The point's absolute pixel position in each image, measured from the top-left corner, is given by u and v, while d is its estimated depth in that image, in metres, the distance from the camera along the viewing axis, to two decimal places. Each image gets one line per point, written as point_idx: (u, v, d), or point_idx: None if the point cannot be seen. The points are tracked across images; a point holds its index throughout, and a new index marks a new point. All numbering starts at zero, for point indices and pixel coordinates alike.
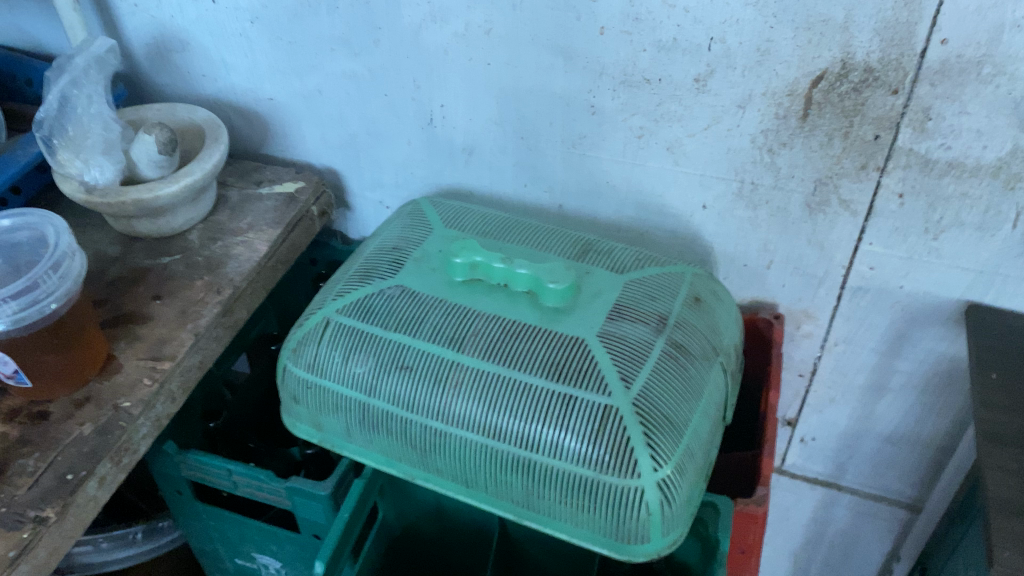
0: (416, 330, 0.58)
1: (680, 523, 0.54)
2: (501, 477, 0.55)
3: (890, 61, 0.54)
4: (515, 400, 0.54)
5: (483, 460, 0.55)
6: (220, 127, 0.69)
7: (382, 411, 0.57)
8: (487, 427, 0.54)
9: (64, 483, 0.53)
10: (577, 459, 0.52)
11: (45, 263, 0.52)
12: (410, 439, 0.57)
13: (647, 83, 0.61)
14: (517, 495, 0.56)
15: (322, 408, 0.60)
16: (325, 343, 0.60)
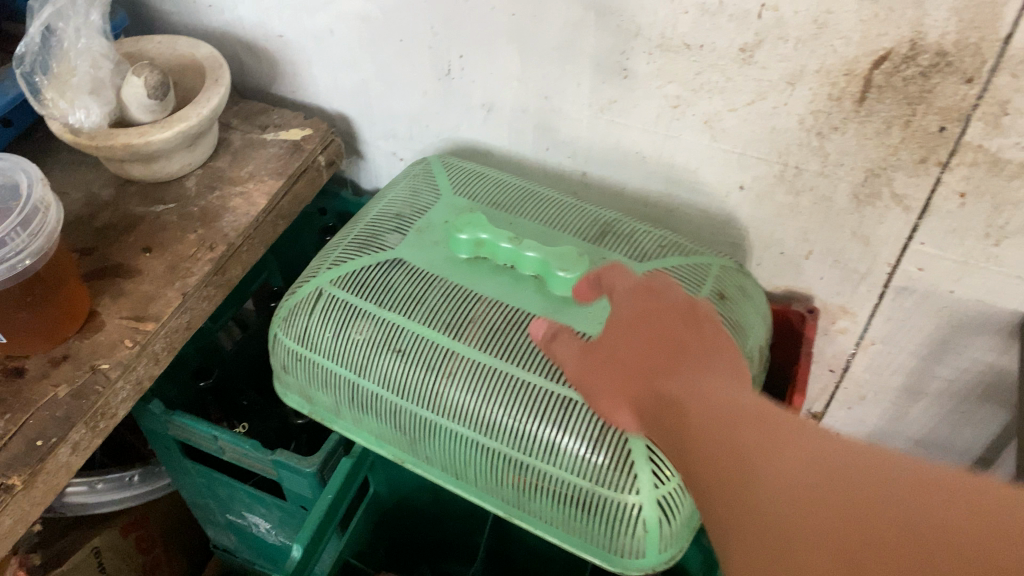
0: (412, 310, 0.53)
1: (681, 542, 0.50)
2: (493, 474, 0.52)
3: (968, 45, 0.46)
4: (511, 398, 0.50)
5: (475, 455, 0.52)
6: (223, 66, 0.63)
7: (372, 391, 0.54)
8: (480, 423, 0.51)
9: (34, 449, 0.50)
10: (572, 468, 0.48)
11: (13, 220, 0.48)
12: (401, 424, 0.54)
13: (687, 49, 0.54)
14: (510, 494, 0.52)
15: (312, 381, 0.57)
16: (317, 316, 0.56)
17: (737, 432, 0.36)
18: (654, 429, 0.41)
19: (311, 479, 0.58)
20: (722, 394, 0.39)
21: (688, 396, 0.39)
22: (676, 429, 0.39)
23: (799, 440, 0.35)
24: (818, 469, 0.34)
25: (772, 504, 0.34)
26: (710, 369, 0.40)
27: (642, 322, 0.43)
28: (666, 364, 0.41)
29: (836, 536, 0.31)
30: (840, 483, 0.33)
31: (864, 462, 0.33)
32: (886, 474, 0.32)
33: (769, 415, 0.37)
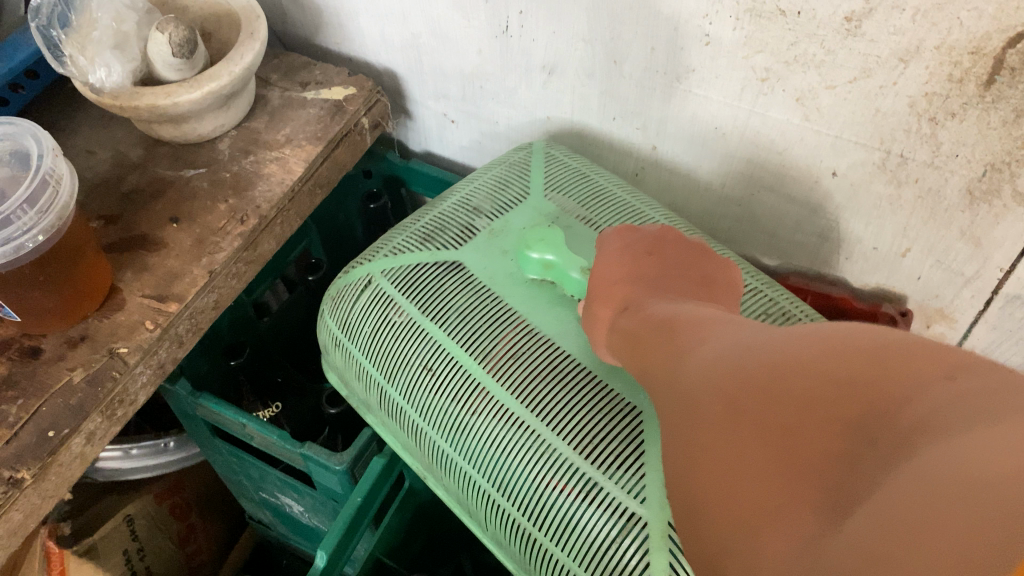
0: (453, 327, 0.48)
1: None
2: (505, 534, 0.46)
3: None
4: (531, 462, 0.43)
5: (491, 505, 0.46)
6: (259, 18, 0.57)
7: (402, 403, 0.49)
8: (498, 478, 0.44)
9: (45, 441, 0.47)
10: (579, 562, 0.41)
11: (20, 195, 0.44)
12: (423, 447, 0.49)
13: (782, 15, 0.46)
14: (524, 561, 0.46)
15: (348, 371, 0.53)
16: (359, 305, 0.52)
17: (672, 336, 0.31)
18: (621, 349, 0.36)
19: (340, 477, 0.54)
20: (664, 307, 0.36)
21: (649, 309, 0.36)
22: (636, 339, 0.34)
23: (721, 325, 0.30)
24: (761, 352, 0.26)
25: (693, 380, 0.28)
26: (663, 284, 0.39)
27: (618, 255, 0.42)
28: (632, 284, 0.39)
29: (760, 392, 0.24)
30: (772, 352, 0.25)
31: (785, 336, 0.26)
32: (820, 337, 0.25)
33: (699, 313, 0.33)
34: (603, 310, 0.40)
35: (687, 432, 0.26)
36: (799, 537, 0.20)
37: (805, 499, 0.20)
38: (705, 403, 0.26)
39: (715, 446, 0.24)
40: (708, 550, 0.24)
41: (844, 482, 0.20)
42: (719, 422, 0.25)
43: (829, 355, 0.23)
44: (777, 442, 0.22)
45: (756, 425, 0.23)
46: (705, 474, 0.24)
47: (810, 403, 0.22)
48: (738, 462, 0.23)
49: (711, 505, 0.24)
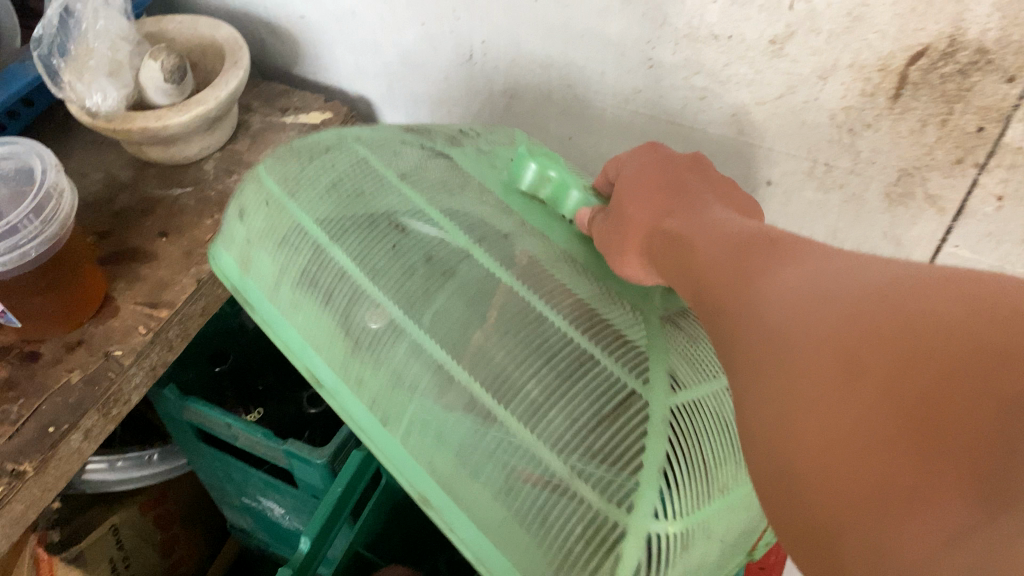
0: (438, 195, 0.44)
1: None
2: (426, 440, 0.36)
3: (1010, 43, 0.44)
4: (524, 330, 0.37)
5: (433, 416, 0.36)
6: (242, 49, 0.62)
7: (348, 263, 0.40)
8: (501, 326, 0.37)
9: (46, 435, 0.50)
10: (554, 442, 0.33)
11: (26, 206, 0.48)
12: (346, 319, 0.40)
13: (715, 40, 0.52)
14: (450, 462, 0.35)
15: (269, 232, 0.44)
16: (309, 168, 0.45)
17: (744, 254, 0.29)
18: (664, 262, 0.35)
19: (321, 470, 0.58)
20: (718, 215, 0.35)
21: (694, 221, 0.35)
22: (675, 248, 0.34)
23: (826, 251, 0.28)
24: (845, 275, 0.25)
25: (761, 300, 0.26)
26: (709, 201, 0.38)
27: (647, 175, 0.41)
28: (670, 205, 0.38)
29: (842, 319, 0.23)
30: (860, 277, 0.24)
31: (858, 263, 0.26)
32: (913, 273, 0.23)
33: (774, 234, 0.30)
34: (636, 230, 0.38)
35: (749, 355, 0.25)
36: (885, 497, 0.19)
37: (897, 441, 0.20)
38: (775, 316, 0.25)
39: (784, 367, 0.23)
40: (768, 486, 0.23)
41: (928, 421, 0.19)
42: (785, 347, 0.24)
43: (923, 286, 0.22)
44: (851, 373, 0.21)
45: (830, 352, 0.22)
46: (765, 403, 0.23)
47: (902, 333, 0.21)
48: (815, 393, 0.22)
49: (775, 437, 0.23)
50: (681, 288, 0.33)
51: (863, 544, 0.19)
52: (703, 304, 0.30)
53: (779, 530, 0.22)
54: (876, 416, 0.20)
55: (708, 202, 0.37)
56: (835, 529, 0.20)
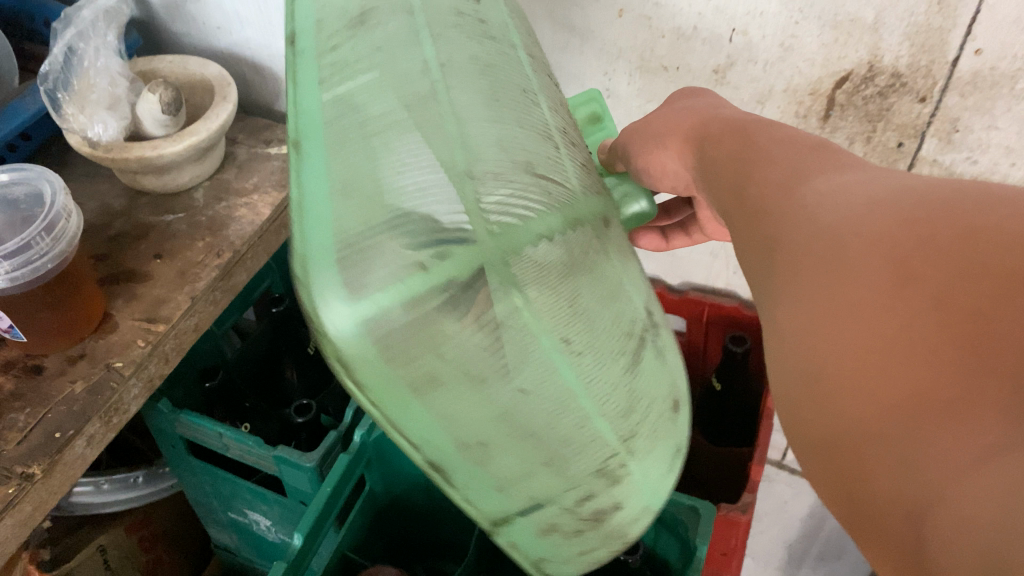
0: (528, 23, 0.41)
1: (400, 406, 0.28)
2: (360, 132, 0.29)
3: (920, 68, 0.51)
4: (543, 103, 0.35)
5: (458, 118, 0.29)
6: (230, 84, 0.66)
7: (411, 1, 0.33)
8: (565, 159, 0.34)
9: (52, 440, 0.53)
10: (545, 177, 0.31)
11: (39, 225, 0.52)
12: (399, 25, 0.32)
13: (664, 70, 0.59)
14: (377, 160, 0.28)
15: None
16: None
17: (795, 172, 0.35)
18: (716, 180, 0.39)
19: (310, 474, 0.61)
20: (788, 134, 0.38)
21: (762, 128, 0.40)
22: (733, 154, 0.39)
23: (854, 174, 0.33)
24: (892, 206, 0.29)
25: (817, 208, 0.31)
26: (784, 129, 0.39)
27: (700, 106, 0.46)
28: (722, 119, 0.42)
29: (892, 239, 0.28)
30: (906, 193, 0.30)
31: (904, 184, 0.31)
32: (960, 195, 0.29)
33: (824, 153, 0.36)
34: (686, 135, 0.43)
35: (796, 260, 0.30)
36: (927, 402, 0.24)
37: (942, 349, 0.24)
38: (829, 222, 0.30)
39: (830, 263, 0.29)
40: (792, 384, 0.28)
41: (965, 340, 0.24)
42: (832, 245, 0.29)
43: (969, 212, 0.28)
44: (902, 282, 0.26)
45: (878, 257, 0.27)
46: (812, 298, 0.28)
47: (954, 250, 0.26)
48: (866, 295, 0.27)
49: (818, 328, 0.28)
50: (726, 200, 0.38)
51: (905, 444, 0.23)
52: (753, 212, 0.35)
53: (801, 416, 0.27)
54: (921, 324, 0.25)
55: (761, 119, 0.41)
56: (877, 424, 0.24)
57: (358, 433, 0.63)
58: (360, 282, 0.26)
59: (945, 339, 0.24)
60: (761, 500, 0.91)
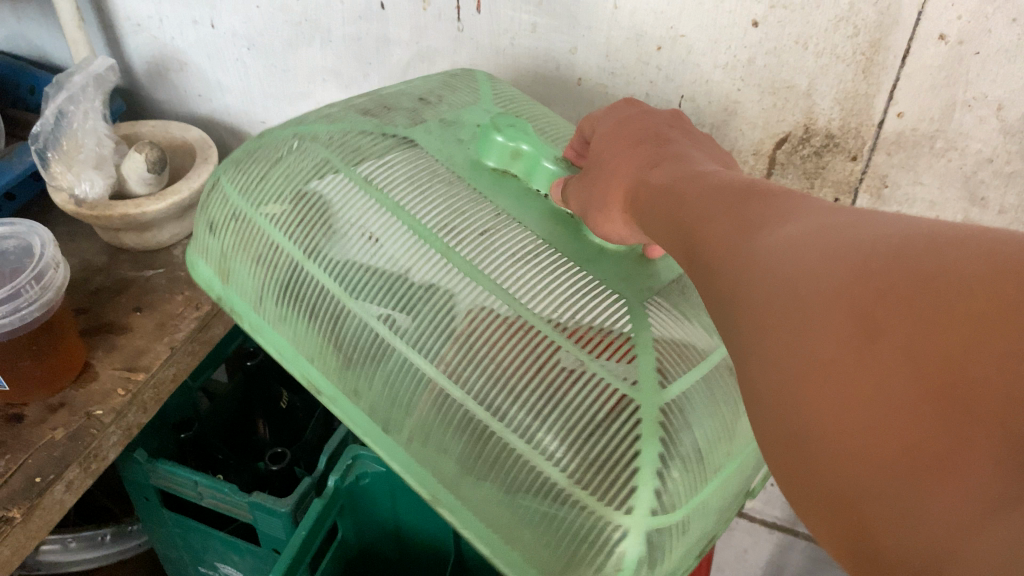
0: (372, 170, 0.46)
1: (679, 525, 0.38)
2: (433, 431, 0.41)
3: (850, 130, 0.57)
4: (441, 297, 0.41)
5: (443, 443, 0.40)
6: (212, 147, 0.70)
7: (323, 298, 0.44)
8: (388, 226, 0.44)
9: (32, 485, 0.54)
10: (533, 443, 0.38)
11: (27, 274, 0.54)
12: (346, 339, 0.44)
13: None
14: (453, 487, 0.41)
15: (241, 249, 0.49)
16: (269, 189, 0.49)
17: (740, 211, 0.29)
18: (646, 220, 0.35)
19: (285, 519, 0.63)
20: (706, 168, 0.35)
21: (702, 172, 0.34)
22: (638, 180, 0.37)
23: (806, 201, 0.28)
24: (854, 228, 0.24)
25: (764, 255, 0.26)
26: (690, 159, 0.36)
27: (630, 128, 0.42)
28: (656, 150, 0.38)
29: (852, 280, 0.22)
30: (862, 219, 0.25)
31: (863, 215, 0.25)
32: (922, 221, 0.24)
33: (770, 190, 0.30)
34: (621, 171, 0.39)
35: (757, 319, 0.25)
36: (919, 467, 0.19)
37: (920, 408, 0.20)
38: (781, 273, 0.25)
39: (785, 313, 0.24)
40: (780, 449, 0.23)
41: (951, 397, 0.19)
42: (791, 299, 0.24)
43: (942, 244, 0.22)
44: (868, 335, 0.21)
45: (840, 309, 0.22)
46: (775, 363, 0.24)
47: (912, 280, 0.21)
48: (832, 355, 0.22)
49: (789, 398, 0.23)
50: (677, 256, 0.32)
51: (899, 507, 0.20)
52: (705, 267, 0.29)
53: (799, 490, 0.23)
54: (897, 382, 0.20)
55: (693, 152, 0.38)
56: (869, 489, 0.20)
57: (332, 478, 0.65)
58: (533, 554, 0.39)
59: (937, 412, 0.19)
60: (721, 548, 0.94)
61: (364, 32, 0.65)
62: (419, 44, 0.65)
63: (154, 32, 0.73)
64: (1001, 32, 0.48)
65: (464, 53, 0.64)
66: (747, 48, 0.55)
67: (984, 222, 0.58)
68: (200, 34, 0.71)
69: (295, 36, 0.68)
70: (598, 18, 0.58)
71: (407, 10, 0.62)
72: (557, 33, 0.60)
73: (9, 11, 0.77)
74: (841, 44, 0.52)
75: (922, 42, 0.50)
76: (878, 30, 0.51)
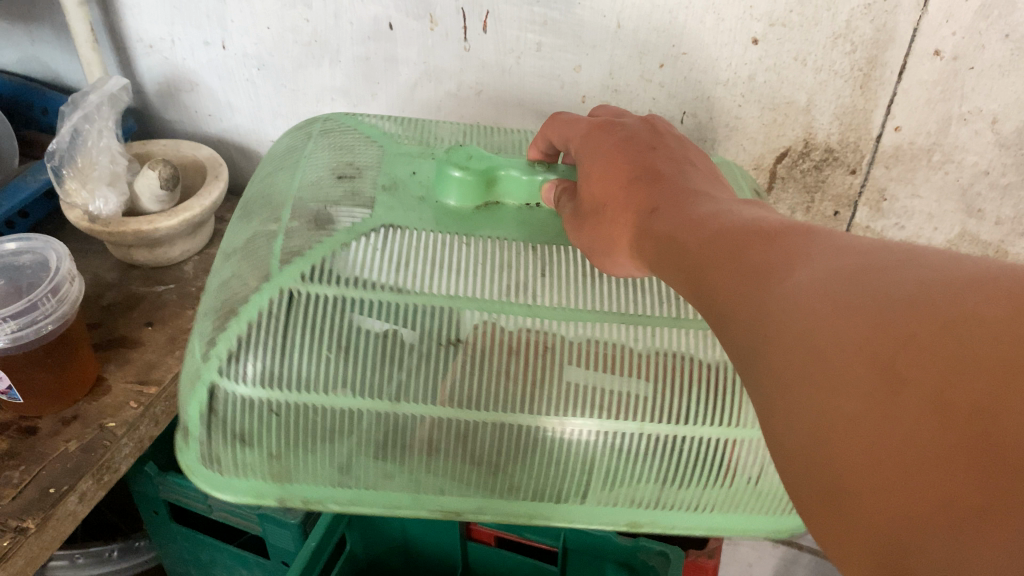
0: (398, 280, 0.45)
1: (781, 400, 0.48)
2: (602, 474, 0.46)
3: (849, 144, 0.58)
4: (557, 361, 0.44)
5: (614, 474, 0.46)
6: (222, 165, 0.71)
7: (435, 435, 0.45)
8: (392, 311, 0.44)
9: (46, 495, 0.54)
10: (674, 413, 0.44)
11: (45, 287, 0.55)
12: (482, 457, 0.45)
13: None
14: (639, 495, 0.47)
15: (291, 441, 0.45)
16: (294, 365, 0.43)
17: (742, 250, 0.29)
18: (659, 267, 0.34)
19: (295, 531, 0.63)
20: (706, 207, 0.35)
21: (709, 212, 0.34)
22: (643, 216, 0.37)
23: (810, 240, 0.29)
24: (869, 276, 0.25)
25: (777, 304, 0.26)
26: (688, 189, 0.37)
27: (620, 158, 0.41)
28: (653, 190, 0.38)
29: (874, 332, 0.23)
30: (873, 264, 0.26)
31: (875, 256, 0.26)
32: (940, 267, 0.25)
33: (772, 227, 0.30)
34: (623, 216, 0.38)
35: (779, 371, 0.25)
36: (958, 514, 0.19)
37: (954, 458, 0.20)
38: (797, 328, 0.25)
39: (807, 368, 0.24)
40: (809, 501, 0.24)
41: (986, 446, 0.20)
42: (813, 352, 0.24)
43: (959, 295, 0.23)
44: (892, 388, 0.22)
45: (863, 364, 0.23)
46: (805, 416, 0.24)
47: (934, 338, 0.22)
48: (858, 408, 0.23)
49: (818, 456, 0.23)
50: (684, 289, 0.32)
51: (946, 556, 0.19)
52: (718, 312, 0.29)
53: (832, 541, 0.23)
54: (928, 434, 0.21)
55: (690, 189, 0.37)
56: (904, 542, 0.20)
57: None
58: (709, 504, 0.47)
59: (972, 461, 0.20)
60: (726, 563, 0.95)
61: (372, 52, 0.67)
62: (427, 63, 0.66)
63: (166, 53, 0.75)
64: (993, 48, 0.50)
65: (470, 72, 0.65)
66: (747, 65, 0.56)
67: (981, 234, 0.59)
68: (212, 55, 0.73)
69: (305, 56, 0.69)
70: (602, 37, 0.59)
71: (414, 30, 0.64)
72: (562, 52, 0.61)
73: (23, 34, 0.79)
74: (839, 61, 0.54)
75: (918, 58, 0.52)
76: (875, 46, 0.52)
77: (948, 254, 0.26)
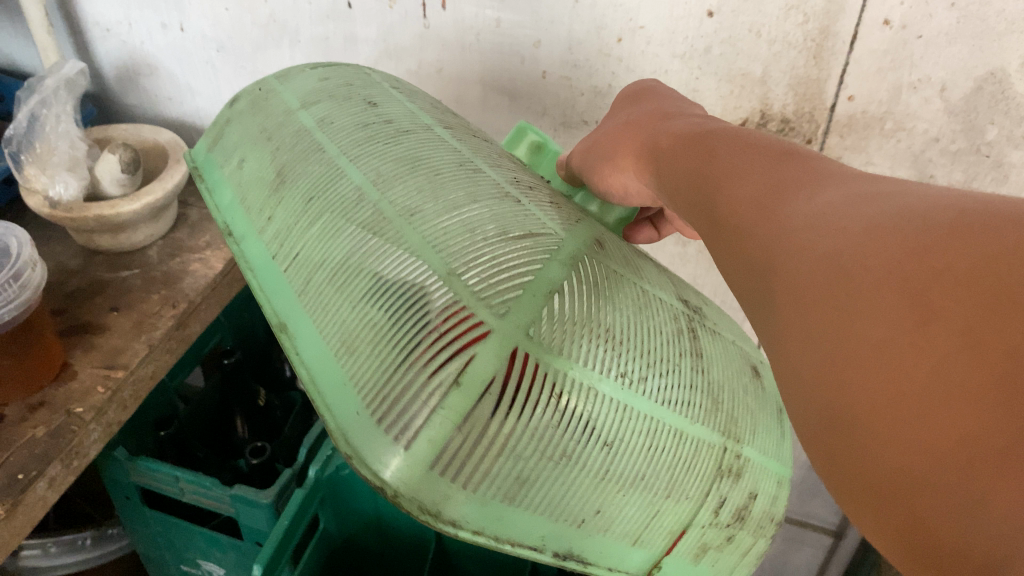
0: (426, 149, 0.39)
1: (584, 446, 0.30)
2: (333, 249, 0.34)
3: (804, 114, 0.59)
4: (445, 199, 0.35)
5: (321, 268, 0.34)
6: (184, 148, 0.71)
7: (306, 184, 0.37)
8: (391, 169, 0.37)
9: (15, 481, 0.54)
10: (494, 259, 0.32)
11: (5, 273, 0.55)
12: (293, 225, 0.36)
13: (585, 125, 0.66)
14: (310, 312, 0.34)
15: (244, 118, 0.44)
16: (303, 99, 0.42)
17: (779, 183, 0.30)
18: (677, 198, 0.36)
19: (267, 511, 0.63)
20: (731, 130, 0.36)
21: (724, 139, 0.35)
22: (668, 141, 0.39)
23: (845, 179, 0.30)
24: (903, 210, 0.26)
25: (804, 235, 0.27)
26: (713, 122, 0.39)
27: (659, 110, 0.43)
28: (675, 127, 0.40)
29: (908, 258, 0.24)
30: (907, 204, 0.26)
31: (906, 194, 0.27)
32: (967, 206, 0.25)
33: (810, 164, 0.31)
34: (643, 156, 0.40)
35: (797, 297, 0.26)
36: (977, 450, 0.20)
37: (974, 398, 0.20)
38: (828, 252, 0.26)
39: (834, 286, 0.25)
40: (821, 429, 0.24)
41: (1007, 384, 0.20)
42: (837, 278, 0.25)
43: (995, 226, 0.23)
44: (923, 318, 0.22)
45: (891, 286, 0.24)
46: (822, 338, 0.25)
47: (969, 277, 0.22)
48: (885, 333, 0.23)
49: (834, 379, 0.24)
50: (702, 230, 0.34)
51: (944, 503, 0.20)
52: (740, 238, 0.30)
53: (840, 483, 0.24)
54: (955, 365, 0.21)
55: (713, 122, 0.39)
56: (924, 477, 0.21)
57: (313, 469, 0.66)
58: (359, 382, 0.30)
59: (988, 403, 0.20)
60: None
61: (332, 31, 0.67)
62: (388, 41, 0.66)
63: (124, 36, 0.74)
64: (941, 16, 0.51)
65: (431, 51, 0.65)
66: (702, 37, 0.57)
67: None
68: (169, 38, 0.72)
69: (265, 37, 0.69)
70: (561, 12, 0.59)
71: (373, 8, 0.64)
72: (521, 28, 0.61)
73: None
74: (792, 32, 0.54)
75: (868, 28, 0.53)
76: (826, 17, 0.53)
77: (973, 195, 0.26)
